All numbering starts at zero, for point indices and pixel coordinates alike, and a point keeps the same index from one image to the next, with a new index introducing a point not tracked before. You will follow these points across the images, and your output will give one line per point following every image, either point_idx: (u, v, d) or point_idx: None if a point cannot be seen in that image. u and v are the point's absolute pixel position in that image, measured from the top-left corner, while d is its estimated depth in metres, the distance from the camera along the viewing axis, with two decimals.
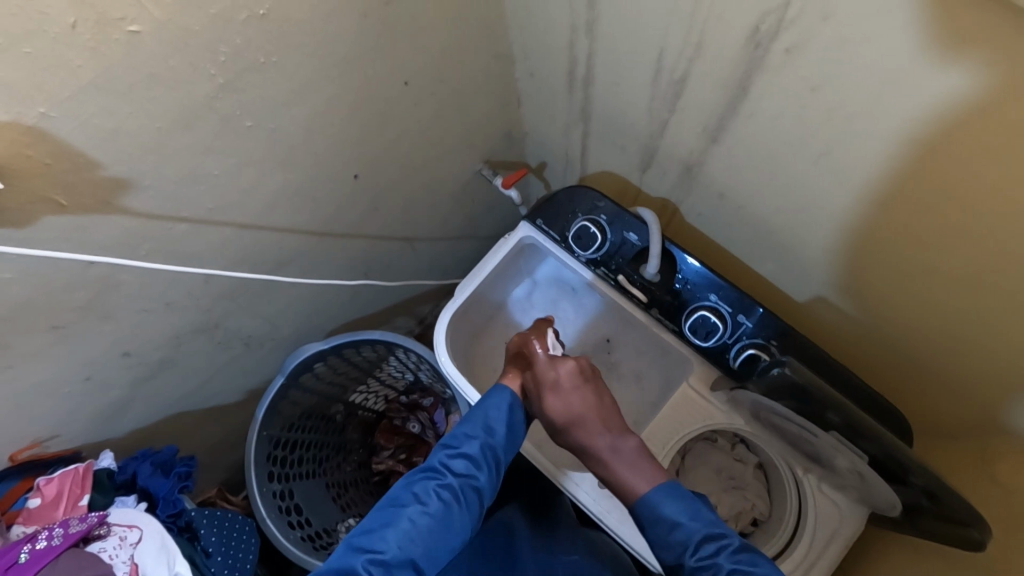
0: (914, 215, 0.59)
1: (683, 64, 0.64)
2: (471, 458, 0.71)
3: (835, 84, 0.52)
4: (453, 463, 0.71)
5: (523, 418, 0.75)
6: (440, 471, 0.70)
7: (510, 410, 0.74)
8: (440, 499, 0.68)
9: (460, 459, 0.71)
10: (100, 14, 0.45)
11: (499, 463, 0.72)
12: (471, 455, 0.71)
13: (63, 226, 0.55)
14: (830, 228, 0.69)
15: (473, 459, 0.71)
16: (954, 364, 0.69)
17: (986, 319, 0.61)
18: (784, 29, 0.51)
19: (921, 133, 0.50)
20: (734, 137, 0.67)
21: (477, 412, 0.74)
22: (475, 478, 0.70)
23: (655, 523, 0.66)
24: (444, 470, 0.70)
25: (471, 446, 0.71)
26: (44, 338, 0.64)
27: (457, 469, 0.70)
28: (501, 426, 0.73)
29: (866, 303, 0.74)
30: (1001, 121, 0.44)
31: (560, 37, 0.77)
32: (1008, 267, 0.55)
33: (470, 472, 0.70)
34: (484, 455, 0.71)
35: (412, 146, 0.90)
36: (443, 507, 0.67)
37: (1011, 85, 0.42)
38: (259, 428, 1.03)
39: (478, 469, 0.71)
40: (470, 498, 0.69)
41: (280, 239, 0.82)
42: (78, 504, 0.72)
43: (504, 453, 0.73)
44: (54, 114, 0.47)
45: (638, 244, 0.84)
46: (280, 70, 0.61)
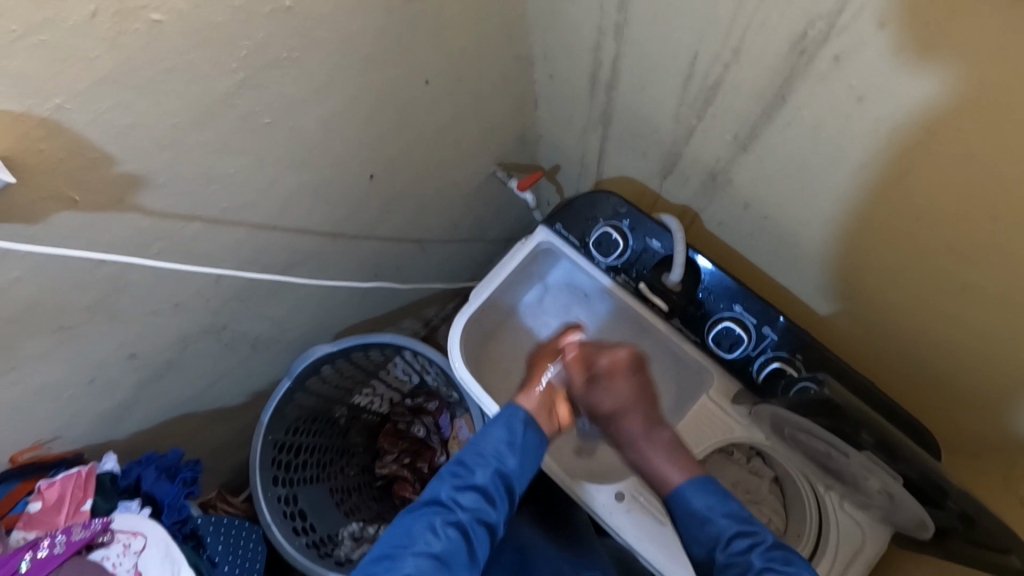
0: (954, 228, 0.56)
1: (717, 70, 0.62)
2: (482, 491, 0.69)
3: (883, 93, 0.50)
4: (463, 496, 0.68)
5: (541, 441, 0.74)
6: (448, 505, 0.68)
7: (521, 434, 0.73)
8: (450, 533, 0.65)
9: (470, 493, 0.69)
10: (121, 3, 0.43)
11: (514, 494, 0.71)
12: (487, 487, 0.69)
13: (74, 223, 0.53)
14: (862, 241, 0.67)
15: (484, 492, 0.69)
16: (986, 382, 0.67)
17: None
18: (831, 35, 0.49)
19: (972, 144, 0.48)
20: (766, 146, 0.65)
21: (484, 441, 0.72)
22: (487, 511, 0.68)
23: (692, 523, 0.69)
24: (453, 503, 0.68)
25: (479, 478, 0.70)
26: (51, 338, 0.62)
27: (467, 502, 0.68)
28: (512, 455, 0.72)
29: (892, 319, 0.72)
30: None
31: (584, 39, 0.76)
32: None
33: (481, 506, 0.68)
34: (494, 486, 0.70)
35: (428, 148, 0.89)
36: (453, 545, 0.65)
37: None
38: (265, 432, 1.00)
39: (490, 503, 0.69)
40: (481, 533, 0.67)
41: (293, 240, 0.80)
42: (80, 509, 0.71)
43: (517, 482, 0.71)
44: (69, 107, 0.45)
45: (661, 253, 0.82)
46: (302, 66, 0.59)
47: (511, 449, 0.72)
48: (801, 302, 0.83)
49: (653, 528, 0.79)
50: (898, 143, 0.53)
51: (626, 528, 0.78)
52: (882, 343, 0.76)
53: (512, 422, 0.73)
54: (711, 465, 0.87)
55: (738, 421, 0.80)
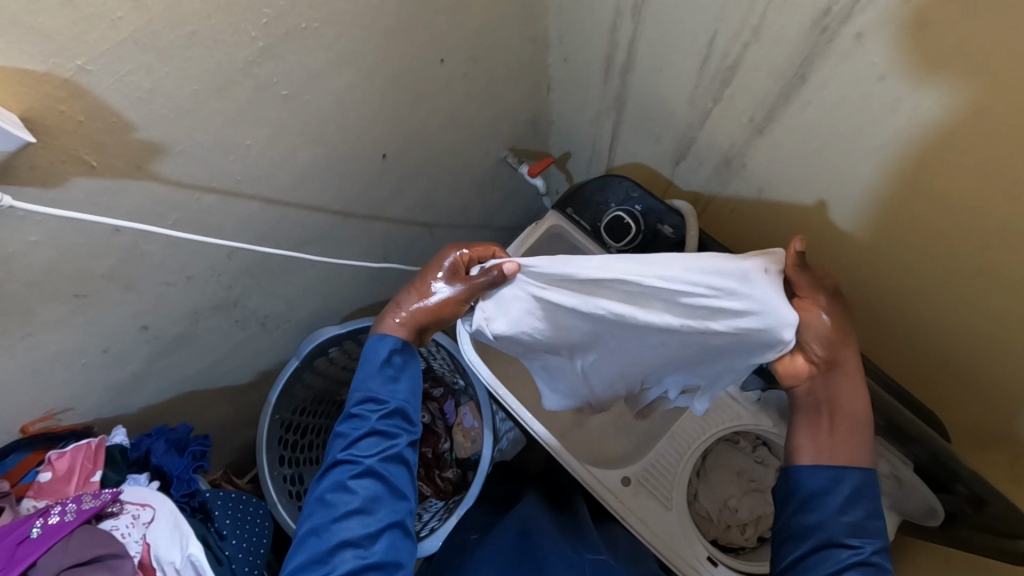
0: (979, 207, 0.55)
1: (736, 50, 0.61)
2: (376, 433, 0.68)
3: (908, 70, 0.50)
4: (361, 443, 0.68)
5: (412, 361, 0.73)
6: (353, 458, 0.68)
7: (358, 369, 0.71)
8: (365, 482, 0.66)
9: (366, 439, 0.68)
10: None
11: (409, 419, 0.71)
12: (374, 428, 0.69)
13: (92, 189, 0.53)
14: (881, 224, 0.66)
15: (377, 433, 0.69)
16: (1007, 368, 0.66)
17: None
18: (856, 11, 0.49)
19: (999, 122, 0.48)
20: (783, 127, 0.65)
21: (361, 385, 0.70)
22: (393, 444, 0.68)
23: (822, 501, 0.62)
24: (357, 456, 0.68)
25: (368, 423, 0.69)
26: (66, 306, 0.62)
27: (367, 448, 0.68)
28: (385, 387, 0.71)
29: (910, 305, 0.71)
30: None
31: (601, 20, 0.75)
32: None
33: (382, 445, 0.68)
34: (383, 424, 0.69)
35: (441, 128, 0.89)
36: (371, 495, 0.66)
37: None
38: (272, 411, 0.99)
39: (390, 437, 0.69)
40: (397, 468, 0.69)
41: (306, 216, 0.80)
42: (89, 481, 0.71)
43: (400, 412, 0.71)
44: (91, 69, 0.45)
45: (673, 236, 0.81)
46: (321, 38, 0.59)
47: (385, 380, 0.71)
48: None
49: (660, 511, 0.79)
50: (918, 124, 0.53)
51: (635, 510, 0.79)
52: (893, 333, 0.75)
53: (376, 359, 0.71)
54: (715, 453, 0.88)
55: (746, 408, 0.81)
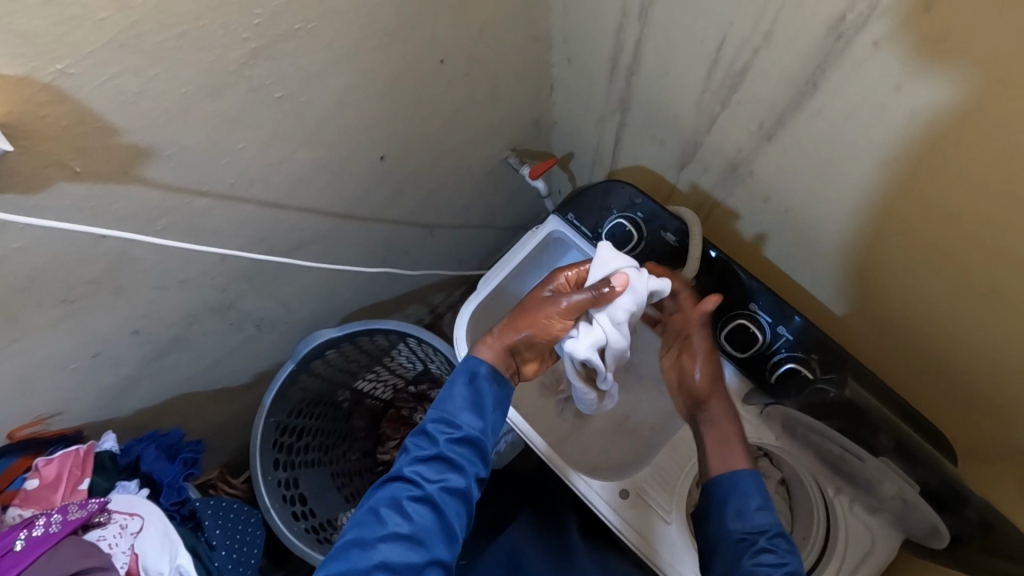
0: (993, 217, 0.53)
1: (746, 55, 0.59)
2: (444, 459, 0.67)
3: (926, 82, 0.48)
4: (425, 466, 0.66)
5: (501, 391, 0.72)
6: (414, 479, 0.66)
7: (474, 389, 0.70)
8: (421, 507, 0.64)
9: (433, 463, 0.67)
10: None
11: (479, 454, 0.69)
12: (442, 453, 0.67)
13: (78, 194, 0.51)
14: (893, 237, 0.64)
15: (445, 459, 0.67)
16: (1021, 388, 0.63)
17: None
18: (873, 19, 0.47)
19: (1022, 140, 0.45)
20: (794, 136, 0.63)
21: (440, 406, 0.69)
22: (457, 475, 0.66)
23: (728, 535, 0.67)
24: (417, 478, 0.66)
25: (440, 445, 0.67)
26: (54, 312, 0.60)
27: (432, 473, 0.66)
28: (468, 414, 0.69)
29: (921, 319, 0.69)
30: None
31: (606, 22, 0.73)
32: None
33: (447, 473, 0.66)
34: (454, 453, 0.67)
35: (442, 130, 0.87)
36: (424, 522, 0.63)
37: None
38: (266, 414, 1.00)
39: (456, 467, 0.67)
40: (453, 501, 0.66)
41: (302, 220, 0.78)
42: (78, 489, 0.70)
43: (482, 444, 0.69)
44: (73, 72, 0.43)
45: (676, 244, 0.80)
46: (317, 39, 0.57)
47: (470, 407, 0.69)
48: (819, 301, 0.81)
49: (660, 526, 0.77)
50: (932, 134, 0.51)
51: (631, 524, 0.77)
52: (901, 346, 0.73)
53: (464, 384, 0.70)
54: None
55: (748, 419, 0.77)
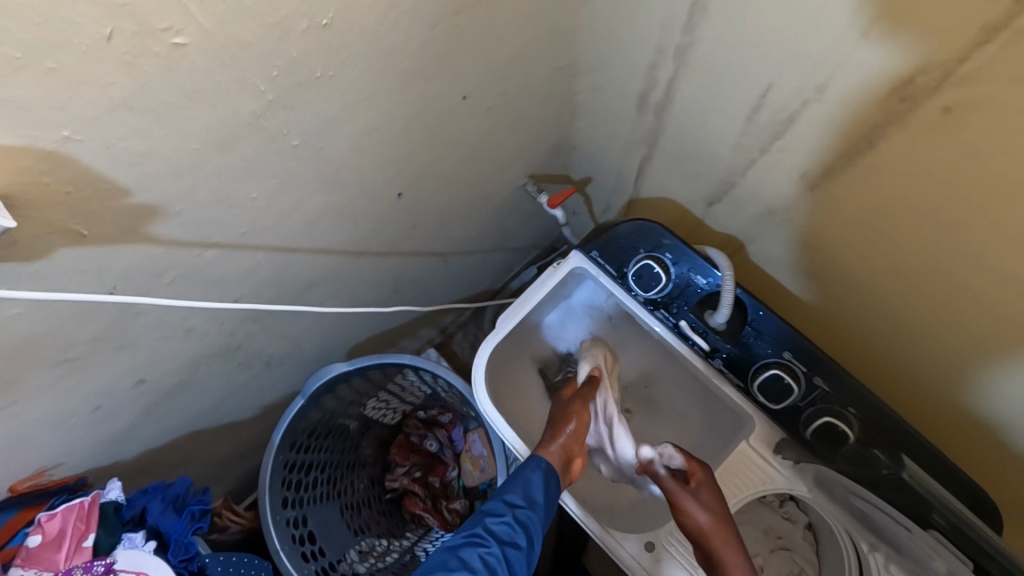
0: (890, 219, 0.58)
1: (793, 104, 0.55)
2: (511, 525, 0.71)
3: (995, 154, 0.44)
4: (497, 527, 0.71)
5: (553, 490, 0.73)
6: (484, 536, 0.71)
7: (541, 482, 0.72)
8: (486, 565, 0.69)
9: (503, 525, 0.71)
10: (141, 25, 0.37)
11: (534, 532, 0.72)
12: (512, 521, 0.71)
13: (80, 257, 0.48)
14: (852, 267, 0.67)
15: (512, 527, 0.71)
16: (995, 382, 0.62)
17: (985, 303, 0.56)
18: (944, 85, 0.43)
19: (939, 156, 0.48)
20: (839, 187, 0.59)
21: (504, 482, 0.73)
22: (519, 543, 0.71)
23: None
24: (488, 537, 0.70)
25: (509, 513, 0.71)
26: (56, 370, 0.57)
27: (500, 534, 0.71)
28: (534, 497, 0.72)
29: (902, 345, 0.69)
30: None
31: (639, 59, 0.69)
32: (996, 240, 0.50)
33: (514, 538, 0.71)
34: (521, 522, 0.71)
35: (461, 161, 0.83)
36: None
37: None
38: (275, 451, 0.96)
39: (519, 535, 0.71)
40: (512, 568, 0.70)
41: (314, 260, 0.75)
42: (82, 545, 0.66)
43: (538, 523, 0.72)
44: (79, 138, 0.40)
45: (706, 288, 0.76)
46: (337, 85, 0.53)
47: (532, 489, 0.72)
48: (844, 344, 0.77)
49: None
50: (1007, 213, 0.47)
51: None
52: (955, 410, 0.69)
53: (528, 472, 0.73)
54: (745, 508, 0.90)
55: (779, 472, 0.75)
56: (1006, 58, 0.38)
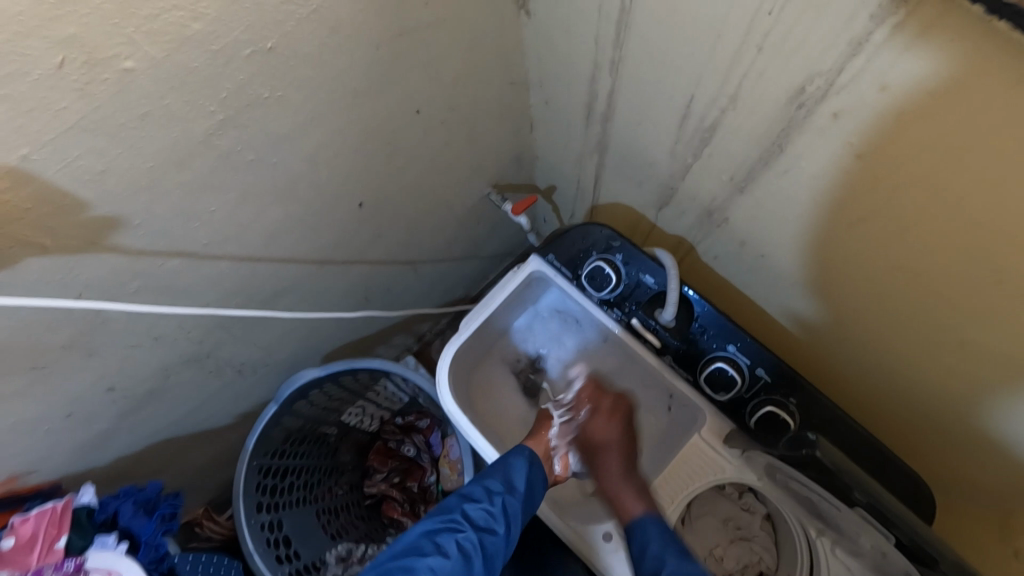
0: (810, 214, 0.61)
1: (714, 113, 0.60)
2: (490, 511, 0.72)
3: (884, 154, 0.48)
4: (474, 513, 0.72)
5: (536, 481, 0.77)
6: (461, 522, 0.72)
7: (524, 470, 0.76)
8: (461, 551, 0.70)
9: (481, 511, 0.73)
10: (90, 54, 0.40)
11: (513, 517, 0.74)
12: (490, 506, 0.73)
13: (44, 268, 0.51)
14: (783, 262, 0.71)
15: (491, 513, 0.72)
16: (920, 368, 0.65)
17: (901, 294, 0.60)
18: (831, 93, 0.47)
19: (839, 157, 0.52)
20: (762, 189, 0.64)
21: (485, 470, 0.76)
22: (496, 530, 0.72)
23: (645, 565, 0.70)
24: (465, 522, 0.72)
25: (487, 499, 0.73)
26: (26, 378, 0.60)
27: (478, 521, 0.72)
28: (517, 485, 0.75)
29: (838, 335, 0.73)
30: None
31: (580, 73, 0.73)
32: (900, 233, 0.54)
33: (490, 525, 0.72)
34: (499, 508, 0.73)
35: (420, 173, 0.87)
36: (462, 568, 0.69)
37: None
38: (250, 456, 0.99)
39: (497, 522, 0.72)
40: (487, 555, 0.71)
41: (279, 269, 0.78)
42: (54, 548, 0.68)
43: (520, 511, 0.74)
44: (37, 157, 0.43)
45: (654, 287, 0.80)
46: (287, 103, 0.57)
47: (510, 479, 0.75)
48: (790, 335, 0.81)
49: None
50: (905, 209, 0.51)
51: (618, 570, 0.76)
52: (886, 395, 0.73)
53: (513, 462, 0.76)
54: (704, 500, 0.90)
55: (729, 461, 0.78)
56: (874, 68, 0.42)
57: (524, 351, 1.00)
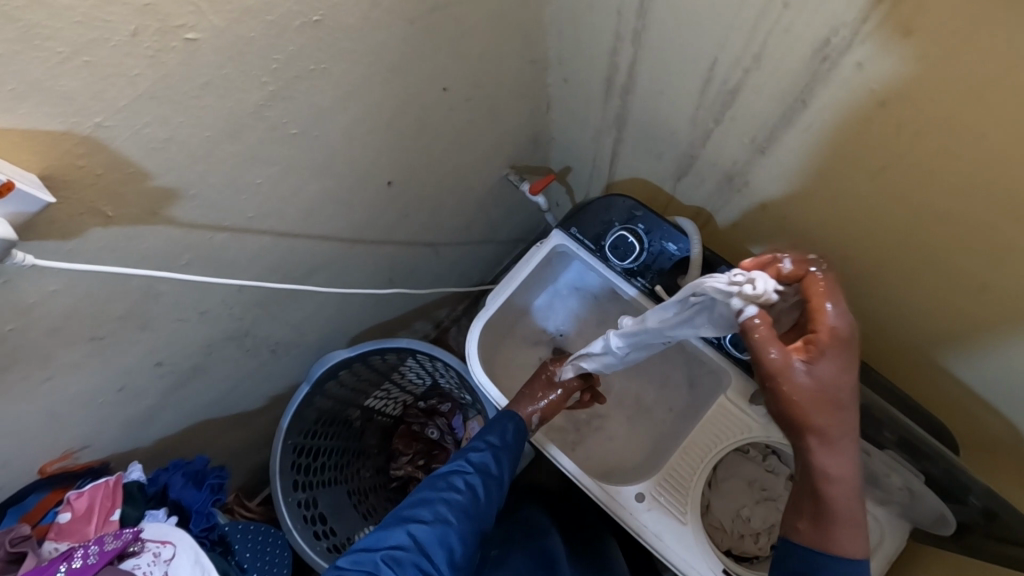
0: (833, 169, 0.64)
1: (737, 75, 0.62)
2: (488, 456, 0.72)
3: (907, 100, 0.50)
4: (474, 458, 0.72)
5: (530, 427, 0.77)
6: (465, 465, 0.72)
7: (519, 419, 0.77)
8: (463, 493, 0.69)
9: (483, 455, 0.73)
10: (162, 22, 0.43)
11: (512, 463, 0.74)
12: (491, 451, 0.73)
13: (108, 236, 0.54)
14: (805, 220, 0.74)
15: (490, 457, 0.73)
16: (942, 314, 0.67)
17: (923, 241, 0.62)
18: (855, 43, 0.49)
19: (862, 107, 0.54)
20: (783, 147, 0.66)
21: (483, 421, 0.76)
22: (498, 471, 0.72)
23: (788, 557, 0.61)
24: (469, 465, 0.72)
25: (487, 444, 0.73)
26: (85, 348, 0.63)
27: (481, 463, 0.72)
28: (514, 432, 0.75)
29: (860, 290, 0.75)
30: None
31: (601, 46, 0.75)
32: (922, 178, 0.56)
33: (490, 469, 0.72)
34: (501, 452, 0.73)
35: (445, 151, 0.89)
36: (470, 504, 0.68)
37: None
38: (285, 435, 1.01)
39: (498, 464, 0.73)
40: (488, 496, 0.70)
41: (314, 247, 0.80)
42: (109, 520, 0.71)
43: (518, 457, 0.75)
44: (109, 124, 0.46)
45: (677, 254, 0.83)
46: (330, 76, 0.59)
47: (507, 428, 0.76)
48: None
49: (675, 526, 0.79)
50: (927, 152, 0.54)
51: (653, 528, 0.79)
52: (905, 349, 0.75)
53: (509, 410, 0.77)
54: (727, 463, 0.92)
55: (756, 421, 0.81)
56: (900, 14, 0.45)
57: (546, 327, 1.02)
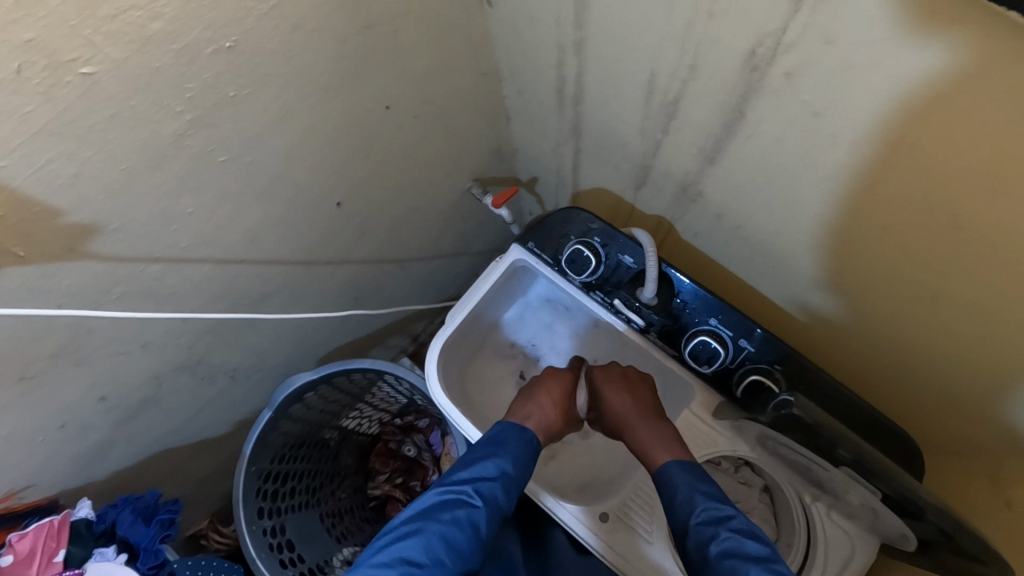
0: (778, 178, 0.62)
1: (676, 85, 0.61)
2: (500, 486, 0.71)
3: (837, 108, 0.49)
4: (486, 488, 0.70)
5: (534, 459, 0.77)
6: (473, 495, 0.70)
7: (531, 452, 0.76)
8: (472, 524, 0.68)
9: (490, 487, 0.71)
10: (50, 57, 0.41)
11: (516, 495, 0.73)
12: (502, 483, 0.71)
13: (24, 276, 0.52)
14: (760, 229, 0.72)
15: (502, 487, 0.71)
16: (897, 321, 0.66)
17: (871, 249, 0.61)
18: (781, 53, 0.48)
19: (796, 117, 0.53)
20: (730, 157, 0.64)
21: (499, 442, 0.75)
22: (503, 506, 0.71)
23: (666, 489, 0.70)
24: (477, 495, 0.70)
25: (500, 474, 0.72)
26: (15, 389, 0.61)
27: (488, 495, 0.70)
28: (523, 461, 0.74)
29: (818, 298, 0.73)
30: (1004, 133, 0.41)
31: (547, 58, 0.74)
32: (864, 185, 0.55)
33: (499, 501, 0.71)
34: (509, 487, 0.72)
35: (398, 169, 0.87)
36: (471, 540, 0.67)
37: (997, 85, 0.38)
38: (247, 462, 0.99)
39: (506, 499, 0.71)
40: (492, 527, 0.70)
41: (263, 272, 0.79)
42: (52, 561, 0.69)
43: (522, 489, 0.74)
44: (4, 164, 0.44)
45: (634, 266, 0.81)
46: (255, 101, 0.58)
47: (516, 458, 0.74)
48: (776, 305, 0.82)
49: (640, 546, 0.77)
50: (865, 159, 0.52)
51: (615, 546, 0.77)
52: (869, 357, 0.74)
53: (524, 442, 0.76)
54: None
55: (721, 435, 0.79)
56: (818, 24, 0.44)
57: (515, 340, 1.00)
